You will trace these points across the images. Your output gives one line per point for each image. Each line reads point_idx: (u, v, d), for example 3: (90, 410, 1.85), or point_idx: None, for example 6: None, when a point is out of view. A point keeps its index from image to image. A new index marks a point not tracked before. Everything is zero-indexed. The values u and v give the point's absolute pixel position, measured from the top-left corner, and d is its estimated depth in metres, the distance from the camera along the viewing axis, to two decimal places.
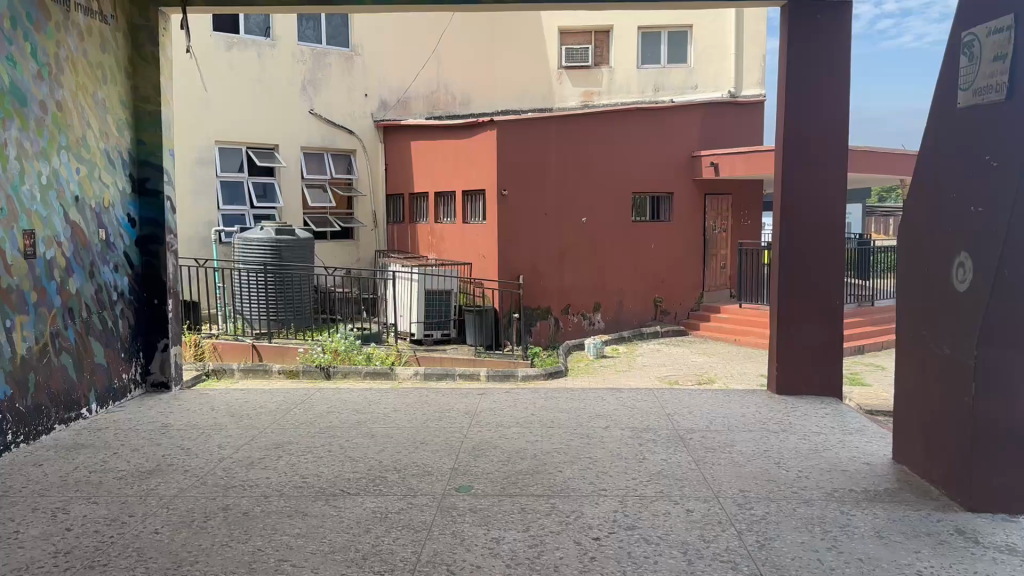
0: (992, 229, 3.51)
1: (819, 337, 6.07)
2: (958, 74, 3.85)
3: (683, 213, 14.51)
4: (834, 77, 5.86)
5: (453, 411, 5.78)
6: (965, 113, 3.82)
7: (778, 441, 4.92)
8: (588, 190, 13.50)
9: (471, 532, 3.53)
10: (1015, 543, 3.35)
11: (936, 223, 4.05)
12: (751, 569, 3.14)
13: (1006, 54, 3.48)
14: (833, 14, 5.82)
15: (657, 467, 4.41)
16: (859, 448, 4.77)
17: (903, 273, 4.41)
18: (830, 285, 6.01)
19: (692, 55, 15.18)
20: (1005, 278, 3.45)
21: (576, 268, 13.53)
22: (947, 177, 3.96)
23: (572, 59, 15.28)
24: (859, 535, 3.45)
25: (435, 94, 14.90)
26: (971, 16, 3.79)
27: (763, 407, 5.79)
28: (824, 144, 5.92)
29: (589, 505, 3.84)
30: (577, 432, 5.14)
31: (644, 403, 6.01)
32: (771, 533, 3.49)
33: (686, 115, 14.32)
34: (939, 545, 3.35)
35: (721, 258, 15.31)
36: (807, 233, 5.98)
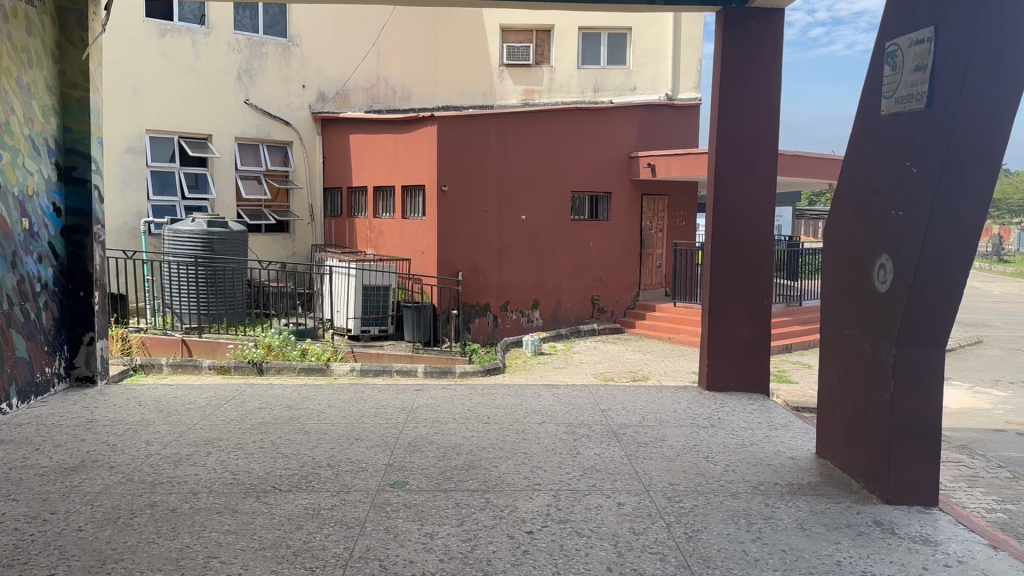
0: (911, 232, 3.66)
1: (749, 335, 6.24)
2: (882, 83, 4.01)
3: (620, 212, 14.68)
4: (768, 84, 6.01)
5: (389, 407, 5.76)
6: (888, 121, 3.97)
7: (707, 436, 5.04)
8: (528, 187, 13.56)
9: (404, 527, 3.53)
10: (928, 534, 3.51)
11: (859, 225, 4.21)
12: (678, 561, 3.21)
13: (926, 65, 3.63)
14: (767, 22, 5.96)
15: (590, 461, 4.48)
16: (783, 442, 4.93)
17: (828, 273, 4.57)
18: (759, 285, 6.19)
19: (630, 58, 15.29)
20: (921, 280, 3.59)
21: (516, 265, 13.59)
22: (870, 180, 4.12)
23: (514, 57, 15.16)
24: (783, 527, 3.57)
25: (375, 88, 14.76)
26: (893, 27, 3.95)
27: (693, 403, 5.93)
28: (757, 148, 6.08)
29: (523, 499, 3.88)
30: (512, 428, 5.18)
31: (580, 399, 6.08)
32: (698, 525, 3.58)
33: (624, 116, 14.51)
34: (858, 536, 3.48)
35: (657, 258, 15.57)
36: (736, 234, 6.13)
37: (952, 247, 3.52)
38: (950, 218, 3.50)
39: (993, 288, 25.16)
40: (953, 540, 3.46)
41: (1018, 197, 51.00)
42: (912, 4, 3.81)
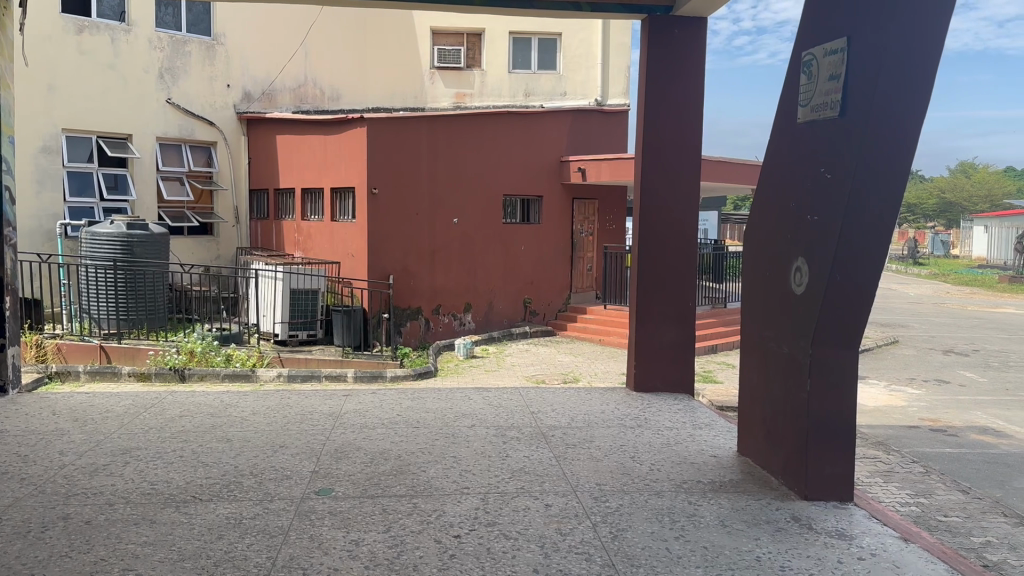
0: (825, 236, 3.78)
1: (674, 337, 6.38)
2: (798, 91, 4.14)
3: (552, 216, 14.77)
4: (690, 90, 6.15)
5: (316, 412, 5.67)
6: (804, 128, 4.10)
7: (633, 436, 5.12)
8: (460, 190, 13.53)
9: (329, 535, 3.48)
10: (843, 529, 3.63)
11: (777, 228, 4.34)
12: (604, 560, 3.25)
13: (840, 75, 3.76)
14: (690, 30, 6.10)
15: (519, 464, 4.49)
16: (707, 441, 5.04)
17: (748, 276, 4.69)
18: (685, 288, 6.33)
19: (560, 63, 15.41)
20: (836, 283, 3.72)
21: (448, 268, 13.54)
22: (788, 186, 4.24)
23: (444, 59, 15.19)
24: (705, 524, 3.64)
25: (302, 88, 14.53)
26: (809, 38, 4.09)
27: (621, 404, 6.02)
28: (681, 154, 6.21)
29: (451, 503, 3.86)
30: (442, 431, 5.16)
31: (510, 401, 6.10)
32: (623, 525, 3.62)
33: (556, 120, 14.62)
34: (777, 532, 3.58)
35: (588, 261, 15.70)
36: (662, 238, 6.25)
37: (866, 249, 3.66)
38: (862, 222, 3.63)
39: (909, 290, 26.17)
40: (867, 534, 3.58)
41: (932, 203, 53.31)
42: (826, 16, 3.95)
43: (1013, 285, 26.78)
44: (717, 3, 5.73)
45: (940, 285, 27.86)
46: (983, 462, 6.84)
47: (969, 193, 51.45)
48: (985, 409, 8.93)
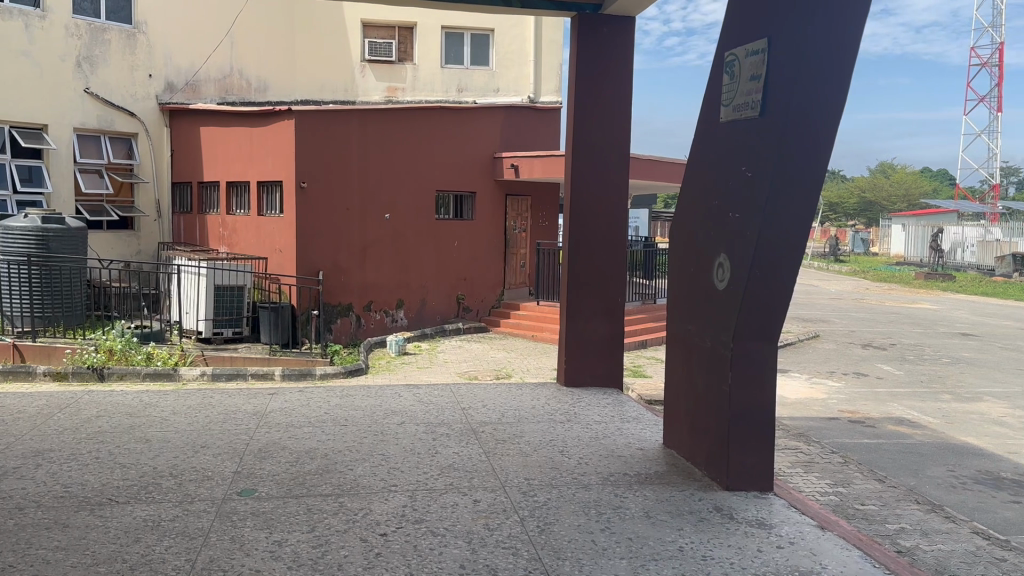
0: (745, 233, 3.88)
1: (604, 332, 6.45)
2: (720, 91, 4.24)
3: (485, 212, 14.74)
4: (619, 87, 6.21)
5: (239, 412, 5.54)
6: (726, 128, 4.19)
7: (562, 430, 5.16)
8: (392, 185, 13.40)
9: (251, 536, 3.40)
10: (763, 518, 3.73)
11: (700, 225, 4.43)
12: (530, 554, 3.27)
13: (760, 75, 3.85)
14: (619, 29, 6.18)
15: (448, 460, 4.47)
16: (634, 434, 5.12)
17: (673, 271, 4.78)
18: (614, 283, 6.40)
19: (493, 59, 15.27)
20: (755, 279, 3.82)
21: (379, 264, 13.40)
22: (711, 184, 4.33)
23: (375, 52, 14.88)
24: (630, 515, 3.70)
25: (228, 78, 14.22)
26: (732, 39, 4.18)
27: (551, 399, 6.07)
28: (610, 151, 6.27)
29: (378, 502, 3.82)
30: (370, 429, 5.11)
31: (440, 398, 6.07)
32: (550, 518, 3.65)
33: (489, 117, 14.60)
34: (699, 522, 3.65)
35: (521, 258, 15.75)
36: (593, 234, 6.31)
37: (784, 246, 3.76)
38: (781, 219, 3.73)
39: (830, 286, 27.04)
40: (785, 522, 3.69)
41: (852, 202, 55.17)
42: (747, 18, 4.04)
43: (927, 281, 27.92)
44: (645, 2, 5.81)
45: (858, 281, 28.87)
46: (897, 451, 7.11)
47: (887, 193, 53.47)
48: (900, 401, 9.28)
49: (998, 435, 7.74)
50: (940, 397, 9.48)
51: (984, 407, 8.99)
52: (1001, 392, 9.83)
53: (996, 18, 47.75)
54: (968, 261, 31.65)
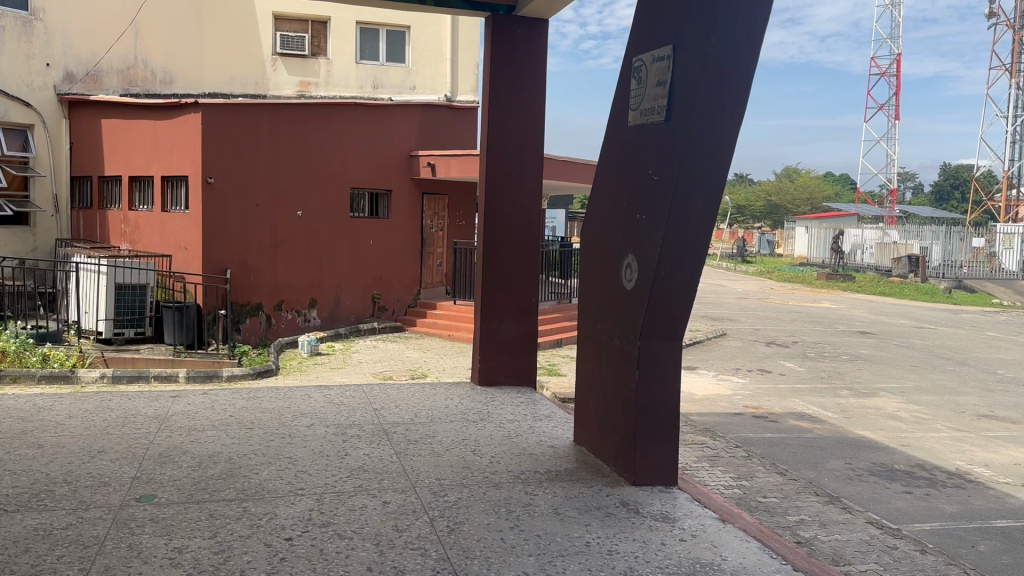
0: (651, 235, 3.98)
1: (518, 331, 6.50)
2: (630, 95, 4.33)
3: (402, 211, 14.38)
4: (531, 90, 6.27)
5: (139, 415, 5.34)
6: (635, 131, 4.29)
7: (475, 429, 5.17)
8: (305, 182, 13.11)
9: (150, 543, 3.29)
10: (667, 512, 3.84)
11: (609, 227, 4.52)
12: (439, 554, 3.26)
13: (666, 81, 3.96)
14: (532, 33, 6.22)
15: (358, 462, 4.42)
16: (546, 432, 5.17)
17: (585, 272, 4.85)
18: (527, 284, 6.46)
19: (409, 56, 15.08)
20: (661, 280, 3.92)
21: (292, 262, 13.12)
22: (620, 186, 4.42)
23: (288, 46, 14.53)
24: (539, 513, 3.74)
25: (131, 70, 13.83)
26: (639, 44, 4.27)
27: (464, 398, 6.07)
28: (523, 152, 6.32)
29: (283, 506, 3.74)
30: (277, 432, 5.00)
31: (352, 399, 6.00)
32: (460, 518, 3.66)
33: (404, 113, 14.20)
34: (606, 517, 3.73)
35: (438, 256, 15.39)
36: (505, 234, 6.34)
37: (687, 246, 3.87)
38: (685, 220, 3.83)
39: (737, 286, 27.92)
40: (688, 515, 3.80)
41: (759, 205, 57.16)
42: (653, 26, 4.15)
43: (828, 282, 29.11)
44: (558, 5, 5.88)
45: (764, 282, 29.87)
46: (798, 445, 7.40)
47: (791, 197, 55.57)
48: (801, 397, 9.66)
49: (891, 429, 8.14)
50: (838, 393, 9.92)
51: (878, 402, 9.43)
52: (895, 387, 10.35)
53: (894, 31, 50.10)
54: (865, 263, 33.18)
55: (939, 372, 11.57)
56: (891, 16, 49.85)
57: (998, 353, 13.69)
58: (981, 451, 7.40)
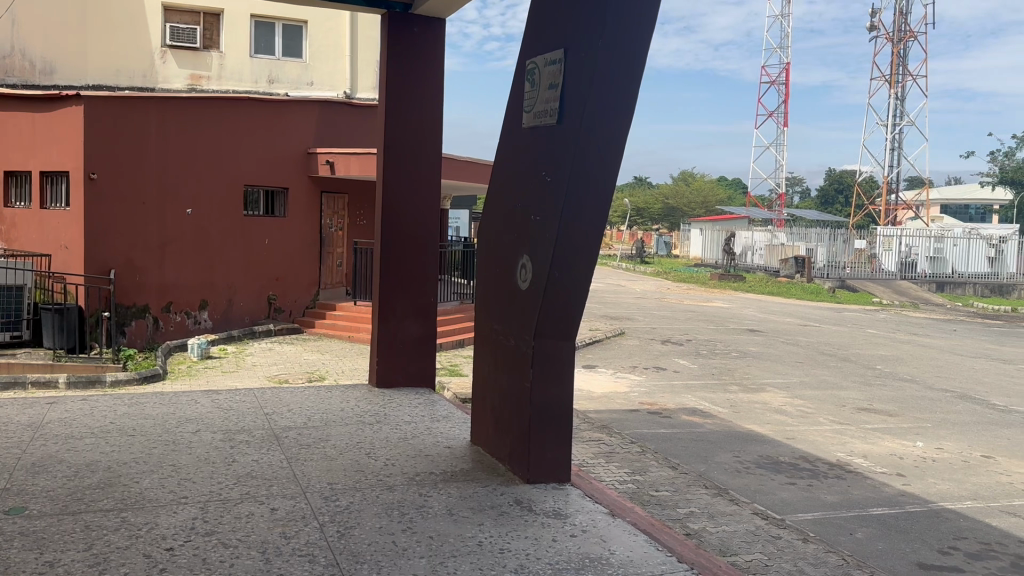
0: (544, 236, 4.03)
1: (416, 332, 6.45)
2: (523, 97, 4.38)
3: (299, 210, 14.05)
4: (429, 89, 6.23)
5: (10, 424, 5.03)
6: (528, 133, 4.33)
7: (371, 432, 5.10)
8: (197, 178, 12.64)
9: (18, 558, 3.11)
10: (559, 509, 3.89)
11: (504, 227, 4.55)
12: (328, 560, 3.20)
13: (557, 84, 4.02)
14: (430, 30, 6.19)
15: (246, 468, 4.30)
16: (442, 433, 5.16)
17: (481, 273, 4.85)
18: (425, 284, 6.43)
19: (306, 51, 14.79)
20: (555, 280, 3.97)
21: (182, 262, 12.63)
22: (515, 187, 4.45)
23: (177, 38, 13.97)
24: (432, 514, 3.72)
25: (6, 59, 13.44)
26: (533, 47, 4.33)
27: (361, 400, 5.99)
28: (421, 152, 6.28)
29: (165, 515, 3.60)
30: (161, 439, 4.81)
31: (242, 403, 5.83)
32: (351, 522, 3.61)
33: (302, 110, 13.88)
34: (500, 516, 3.75)
35: (338, 256, 15.11)
36: (403, 232, 6.30)
37: (580, 247, 3.93)
38: (576, 222, 3.89)
39: (635, 286, 28.60)
40: (579, 511, 3.87)
41: (657, 208, 58.81)
42: (547, 28, 4.20)
43: (721, 281, 30.21)
44: (453, 6, 5.86)
45: (662, 282, 30.71)
46: (690, 440, 7.64)
47: (688, 200, 57.36)
48: (693, 393, 9.98)
49: (777, 422, 8.51)
50: (728, 388, 10.30)
51: (766, 397, 9.84)
52: (781, 383, 10.83)
53: (784, 41, 52.36)
54: (756, 264, 34.60)
55: (822, 368, 12.16)
56: (780, 26, 51.95)
57: (876, 349, 14.51)
58: (859, 442, 7.82)
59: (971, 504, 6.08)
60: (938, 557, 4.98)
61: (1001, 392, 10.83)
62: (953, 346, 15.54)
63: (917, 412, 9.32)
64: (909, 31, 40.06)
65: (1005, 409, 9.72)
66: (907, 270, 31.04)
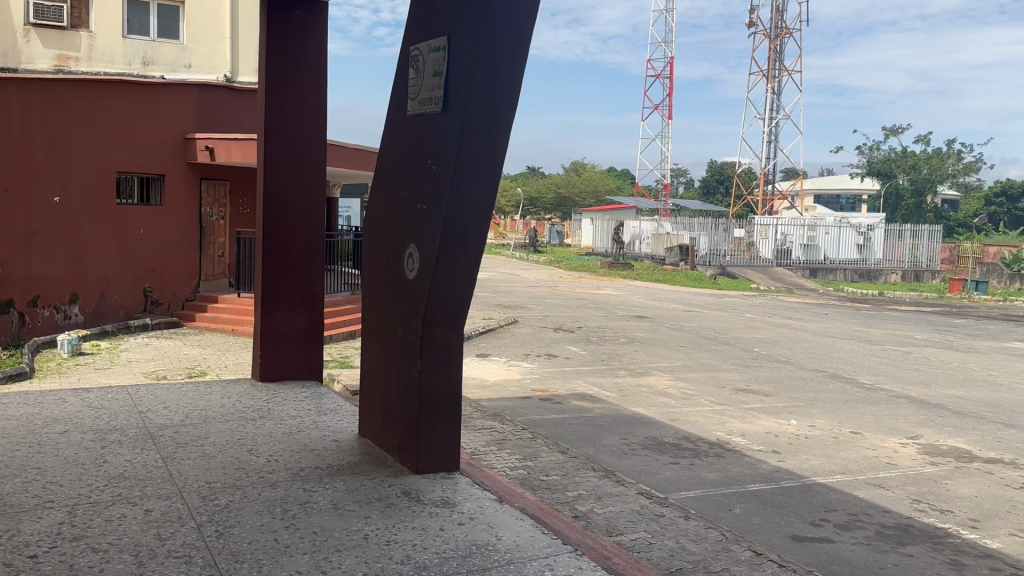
0: (431, 224, 4.00)
1: (301, 325, 6.30)
2: (408, 85, 4.33)
3: (179, 198, 13.46)
4: (312, 75, 6.07)
5: None
6: (414, 121, 4.29)
7: (253, 428, 4.95)
8: (65, 164, 11.92)
9: None
10: (448, 498, 3.89)
11: (392, 216, 4.48)
12: (205, 561, 3.10)
13: (442, 71, 4.00)
14: (312, 12, 6.00)
15: (117, 469, 4.09)
16: (329, 427, 5.06)
17: (367, 263, 4.77)
18: (310, 275, 6.28)
19: (183, 31, 14.21)
20: (442, 268, 3.95)
21: (48, 254, 11.97)
22: (401, 175, 4.40)
23: (42, 15, 13.02)
24: (317, 510, 3.65)
25: None
26: (417, 33, 4.29)
27: (243, 396, 5.80)
28: (304, 139, 6.12)
29: (28, 521, 3.39)
30: (24, 441, 4.51)
31: (115, 402, 5.54)
32: (231, 521, 3.49)
33: (179, 93, 13.27)
34: (386, 508, 3.71)
35: (219, 246, 14.58)
36: (285, 221, 6.13)
37: (467, 236, 3.93)
38: (463, 210, 3.88)
39: (527, 275, 28.87)
40: (467, 499, 3.88)
41: (549, 198, 59.54)
42: (430, 14, 4.17)
43: (610, 270, 30.89)
44: None
45: (553, 271, 31.13)
46: (580, 424, 7.79)
47: (578, 190, 58.28)
48: (583, 378, 10.19)
49: (662, 405, 8.80)
50: (617, 374, 10.56)
51: (651, 380, 10.15)
52: (666, 366, 11.19)
53: (668, 35, 53.75)
54: (644, 252, 35.62)
55: (704, 352, 12.65)
56: (665, 21, 53.26)
57: (754, 333, 15.20)
58: (739, 422, 8.18)
59: (840, 477, 6.47)
60: (810, 529, 5.26)
61: (867, 371, 11.54)
62: (824, 329, 16.45)
63: (792, 392, 9.85)
64: (785, 29, 41.92)
65: (871, 387, 10.38)
66: (783, 258, 32.62)
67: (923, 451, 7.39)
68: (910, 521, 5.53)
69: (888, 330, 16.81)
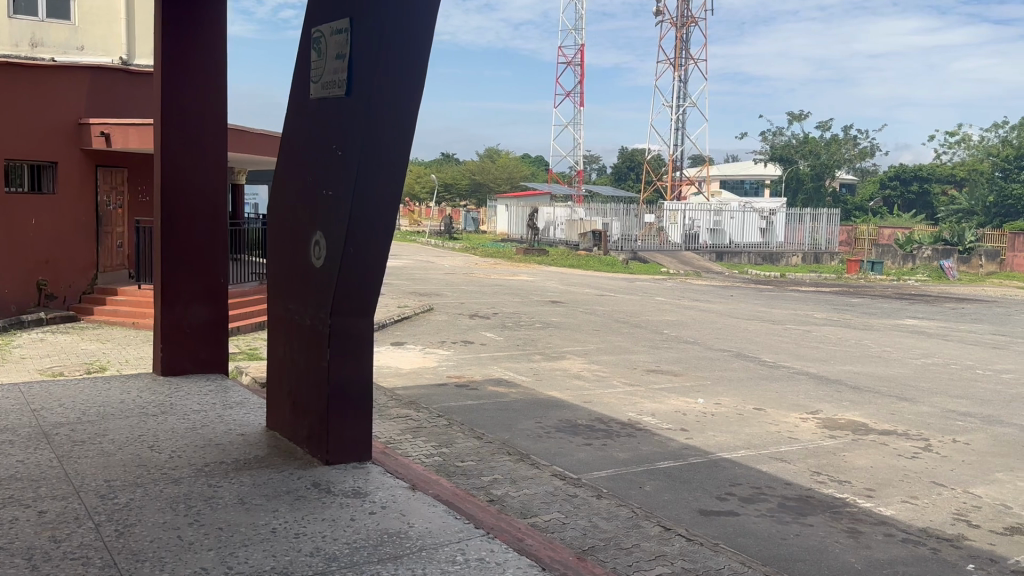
0: (338, 211, 3.94)
1: (205, 317, 6.12)
2: (309, 67, 4.25)
3: (71, 186, 12.85)
4: (211, 60, 5.87)
5: None
6: (317, 104, 4.21)
7: (154, 424, 4.79)
8: None
9: None
10: (359, 487, 3.87)
11: (296, 203, 4.39)
12: (104, 561, 2.99)
13: (345, 54, 3.94)
14: None
15: (6, 471, 3.90)
16: (235, 420, 4.95)
17: (273, 250, 4.67)
18: (214, 266, 6.11)
19: (73, 13, 13.51)
20: (349, 255, 3.90)
21: None
22: (305, 160, 4.31)
23: None
24: (223, 505, 3.57)
25: None
26: (319, 15, 4.20)
27: (143, 391, 5.60)
28: (203, 125, 5.94)
29: None
30: None
31: (4, 401, 5.27)
32: (132, 519, 3.38)
33: (70, 77, 12.68)
34: (296, 501, 3.66)
35: (117, 236, 13.96)
36: (184, 211, 5.94)
37: (375, 224, 3.89)
38: (370, 197, 3.84)
39: (443, 262, 28.81)
40: (379, 488, 3.87)
41: (464, 184, 59.43)
42: None
43: (525, 256, 31.10)
44: None
45: (468, 257, 31.13)
46: (495, 410, 7.84)
47: (493, 176, 58.31)
48: (498, 364, 10.25)
49: (576, 388, 8.95)
50: (531, 358, 10.67)
51: (565, 364, 10.30)
52: (579, 350, 11.37)
53: (579, 23, 54.10)
54: (558, 238, 35.98)
55: (617, 334, 12.91)
56: (575, 9, 53.61)
57: (663, 315, 15.59)
58: (649, 402, 8.39)
59: (745, 452, 6.72)
60: (716, 503, 5.46)
61: (770, 349, 12.01)
62: (731, 310, 17.02)
63: (699, 371, 10.16)
64: (691, 18, 42.82)
65: (773, 365, 10.80)
66: (691, 242, 33.52)
67: (822, 425, 7.75)
68: (810, 492, 5.80)
69: (790, 310, 17.51)
